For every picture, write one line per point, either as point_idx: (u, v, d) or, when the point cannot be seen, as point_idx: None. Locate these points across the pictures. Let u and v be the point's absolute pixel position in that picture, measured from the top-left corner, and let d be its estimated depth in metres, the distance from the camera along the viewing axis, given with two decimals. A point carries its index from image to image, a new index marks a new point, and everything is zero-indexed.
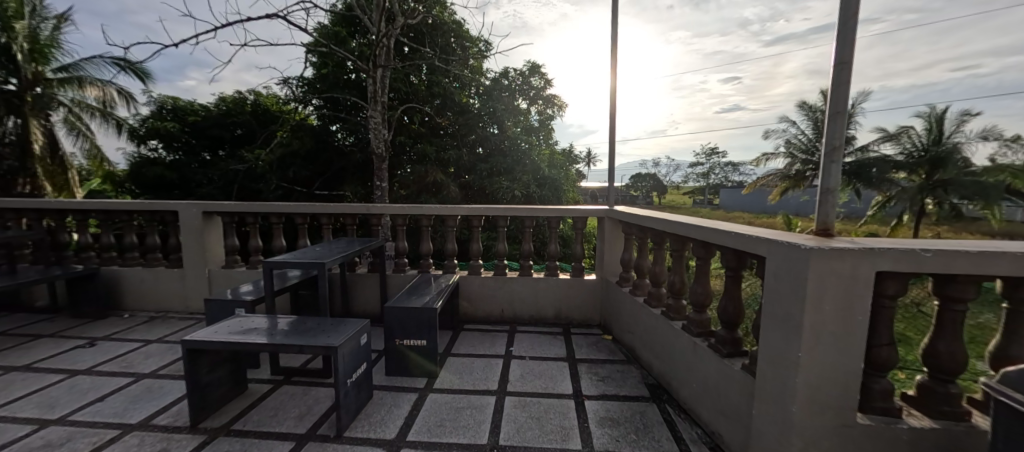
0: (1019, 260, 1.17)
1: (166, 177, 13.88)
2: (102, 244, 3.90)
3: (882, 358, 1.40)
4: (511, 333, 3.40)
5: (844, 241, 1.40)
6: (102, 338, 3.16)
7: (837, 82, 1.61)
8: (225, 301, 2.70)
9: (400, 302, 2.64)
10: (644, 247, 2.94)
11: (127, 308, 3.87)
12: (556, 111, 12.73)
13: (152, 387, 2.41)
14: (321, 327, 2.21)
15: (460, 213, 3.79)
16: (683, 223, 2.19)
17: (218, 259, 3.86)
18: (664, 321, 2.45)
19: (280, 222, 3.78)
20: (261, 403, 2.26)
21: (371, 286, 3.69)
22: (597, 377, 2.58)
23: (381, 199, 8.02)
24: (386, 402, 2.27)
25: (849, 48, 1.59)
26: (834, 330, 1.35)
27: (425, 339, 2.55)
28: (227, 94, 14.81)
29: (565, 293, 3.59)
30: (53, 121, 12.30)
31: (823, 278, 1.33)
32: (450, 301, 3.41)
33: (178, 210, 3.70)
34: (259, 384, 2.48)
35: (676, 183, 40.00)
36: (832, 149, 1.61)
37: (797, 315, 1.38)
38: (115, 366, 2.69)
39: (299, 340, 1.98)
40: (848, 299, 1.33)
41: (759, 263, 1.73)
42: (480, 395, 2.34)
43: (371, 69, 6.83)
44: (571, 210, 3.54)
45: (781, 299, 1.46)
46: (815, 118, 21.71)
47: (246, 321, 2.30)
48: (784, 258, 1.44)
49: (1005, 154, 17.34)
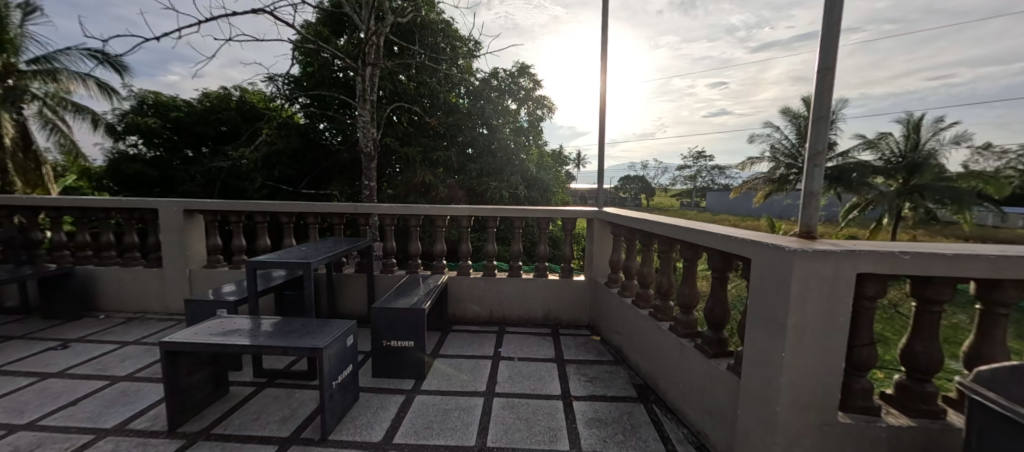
0: (991, 263, 1.21)
1: (146, 174, 13.55)
2: (77, 242, 3.74)
3: (864, 358, 1.43)
4: (500, 334, 3.38)
5: (827, 244, 1.43)
6: (75, 339, 3.04)
7: (820, 88, 1.62)
8: (205, 302, 2.60)
9: (387, 303, 2.60)
10: (632, 248, 2.96)
11: (103, 309, 3.71)
12: (546, 112, 12.72)
13: (129, 390, 2.33)
14: (306, 328, 2.16)
15: (450, 214, 3.74)
16: (670, 224, 2.21)
17: (200, 258, 3.75)
18: (652, 322, 2.47)
19: (265, 221, 3.66)
20: (243, 406, 2.20)
21: (359, 287, 3.63)
22: (585, 378, 2.59)
23: (370, 199, 7.95)
24: (373, 404, 2.23)
25: (833, 54, 1.60)
26: (817, 329, 1.38)
27: (412, 341, 2.52)
28: (212, 90, 14.48)
29: (553, 294, 3.60)
30: (26, 114, 11.92)
31: (806, 279, 1.35)
32: (439, 302, 3.37)
33: (158, 209, 3.58)
34: (242, 386, 2.42)
35: (664, 186, 40.37)
36: (816, 154, 1.62)
37: (781, 316, 1.40)
38: (88, 369, 2.58)
39: (284, 341, 1.93)
40: (831, 298, 1.36)
41: (745, 265, 1.74)
42: (468, 396, 2.33)
43: (360, 67, 6.74)
44: (559, 211, 3.53)
45: (767, 300, 1.48)
46: (799, 124, 22.27)
47: (228, 322, 2.24)
48: (769, 259, 1.47)
49: (977, 161, 18.06)
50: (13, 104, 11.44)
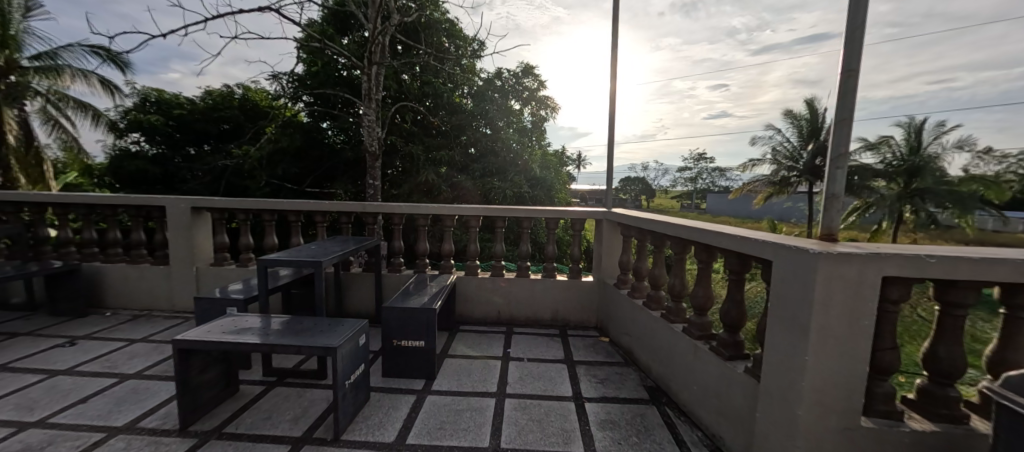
0: (1018, 269, 1.20)
1: (147, 172, 13.53)
2: (83, 239, 3.70)
3: (885, 363, 1.42)
4: (508, 334, 3.37)
5: (849, 247, 1.43)
6: (83, 336, 3.03)
7: (842, 90, 1.61)
8: (213, 300, 2.57)
9: (399, 302, 2.59)
10: (643, 249, 2.96)
11: (109, 307, 3.68)
12: (549, 113, 12.76)
13: (139, 389, 2.31)
14: (318, 327, 2.15)
15: (459, 214, 3.71)
16: (685, 227, 2.20)
17: (207, 256, 3.70)
18: (664, 323, 2.45)
19: (273, 219, 3.63)
20: (252, 405, 2.18)
21: (366, 286, 3.59)
22: (596, 380, 2.57)
23: (374, 198, 7.93)
24: (385, 404, 2.22)
25: (856, 57, 1.58)
26: (840, 332, 1.36)
27: (424, 340, 2.50)
28: (214, 88, 14.44)
29: (561, 294, 3.58)
30: (28, 110, 11.98)
31: (830, 283, 1.34)
32: (447, 302, 3.35)
33: (165, 206, 3.53)
34: (251, 386, 2.40)
35: (664, 188, 40.47)
36: (838, 156, 1.60)
37: (804, 319, 1.39)
38: (98, 367, 2.57)
39: (297, 341, 1.92)
40: (855, 302, 1.34)
41: (763, 269, 1.73)
42: (480, 397, 2.31)
43: (365, 65, 6.68)
44: (570, 212, 3.50)
45: (788, 304, 1.47)
46: (801, 126, 22.22)
47: (240, 321, 2.24)
48: (791, 262, 1.46)
49: (977, 165, 18.07)
50: (15, 100, 11.47)
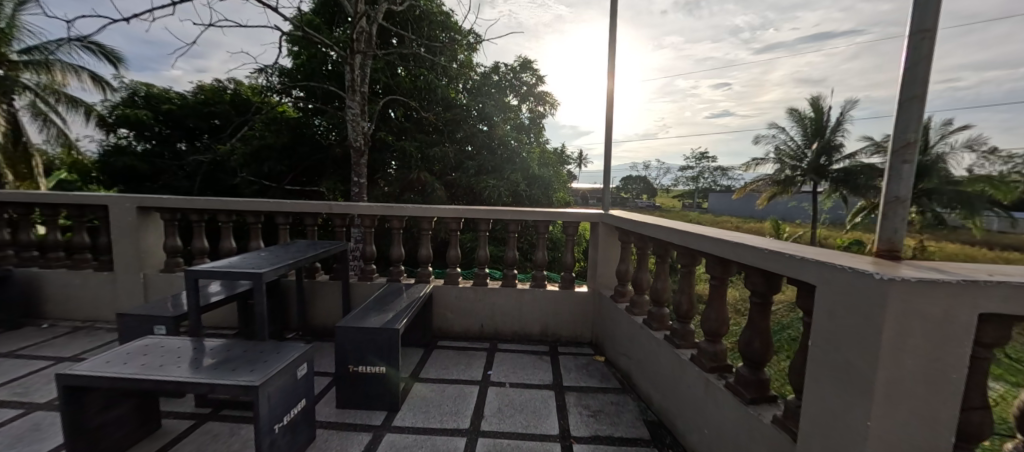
0: None
1: (135, 168, 13.21)
2: (20, 242, 3.33)
3: (974, 427, 1.02)
4: (491, 352, 3.00)
5: (925, 269, 1.04)
6: (4, 354, 2.66)
7: (912, 57, 1.20)
8: (141, 316, 2.19)
9: (356, 320, 2.22)
10: (643, 258, 2.57)
11: (50, 317, 3.31)
12: (548, 109, 12.35)
13: (41, 424, 1.94)
14: (250, 356, 1.77)
15: (439, 215, 3.33)
16: (695, 235, 1.80)
17: (158, 261, 3.34)
18: (668, 348, 2.06)
19: (230, 221, 3.25)
20: (172, 447, 1.82)
21: (332, 296, 3.22)
22: (588, 412, 2.20)
23: (359, 196, 7.56)
24: (331, 446, 1.85)
25: (932, 12, 1.18)
26: (917, 391, 0.97)
27: (384, 366, 2.13)
28: (205, 82, 14.03)
29: (551, 306, 3.20)
30: (17, 106, 11.67)
31: (904, 322, 0.96)
32: (422, 315, 2.99)
33: (109, 205, 3.16)
34: (177, 421, 2.03)
35: (666, 187, 40.09)
36: (903, 145, 1.21)
37: (866, 371, 1.01)
38: (6, 393, 2.21)
39: (213, 376, 1.54)
40: (939, 347, 0.96)
41: (800, 293, 1.34)
42: (447, 437, 1.94)
43: (349, 55, 6.24)
44: (561, 213, 3.10)
45: (843, 346, 1.09)
46: (804, 125, 21.63)
47: (160, 345, 1.86)
48: (847, 291, 1.07)
49: (982, 166, 17.40)
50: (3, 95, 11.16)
